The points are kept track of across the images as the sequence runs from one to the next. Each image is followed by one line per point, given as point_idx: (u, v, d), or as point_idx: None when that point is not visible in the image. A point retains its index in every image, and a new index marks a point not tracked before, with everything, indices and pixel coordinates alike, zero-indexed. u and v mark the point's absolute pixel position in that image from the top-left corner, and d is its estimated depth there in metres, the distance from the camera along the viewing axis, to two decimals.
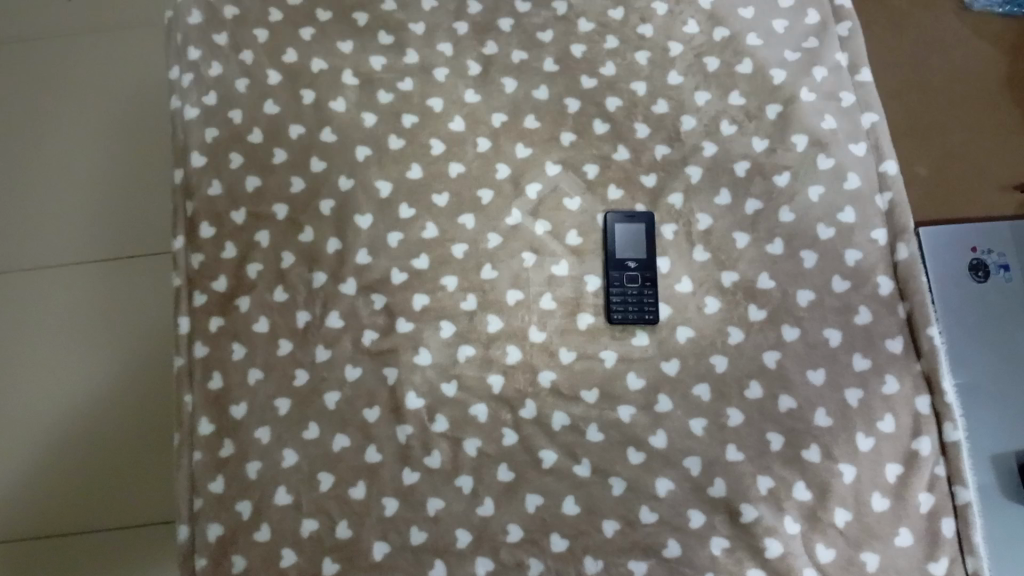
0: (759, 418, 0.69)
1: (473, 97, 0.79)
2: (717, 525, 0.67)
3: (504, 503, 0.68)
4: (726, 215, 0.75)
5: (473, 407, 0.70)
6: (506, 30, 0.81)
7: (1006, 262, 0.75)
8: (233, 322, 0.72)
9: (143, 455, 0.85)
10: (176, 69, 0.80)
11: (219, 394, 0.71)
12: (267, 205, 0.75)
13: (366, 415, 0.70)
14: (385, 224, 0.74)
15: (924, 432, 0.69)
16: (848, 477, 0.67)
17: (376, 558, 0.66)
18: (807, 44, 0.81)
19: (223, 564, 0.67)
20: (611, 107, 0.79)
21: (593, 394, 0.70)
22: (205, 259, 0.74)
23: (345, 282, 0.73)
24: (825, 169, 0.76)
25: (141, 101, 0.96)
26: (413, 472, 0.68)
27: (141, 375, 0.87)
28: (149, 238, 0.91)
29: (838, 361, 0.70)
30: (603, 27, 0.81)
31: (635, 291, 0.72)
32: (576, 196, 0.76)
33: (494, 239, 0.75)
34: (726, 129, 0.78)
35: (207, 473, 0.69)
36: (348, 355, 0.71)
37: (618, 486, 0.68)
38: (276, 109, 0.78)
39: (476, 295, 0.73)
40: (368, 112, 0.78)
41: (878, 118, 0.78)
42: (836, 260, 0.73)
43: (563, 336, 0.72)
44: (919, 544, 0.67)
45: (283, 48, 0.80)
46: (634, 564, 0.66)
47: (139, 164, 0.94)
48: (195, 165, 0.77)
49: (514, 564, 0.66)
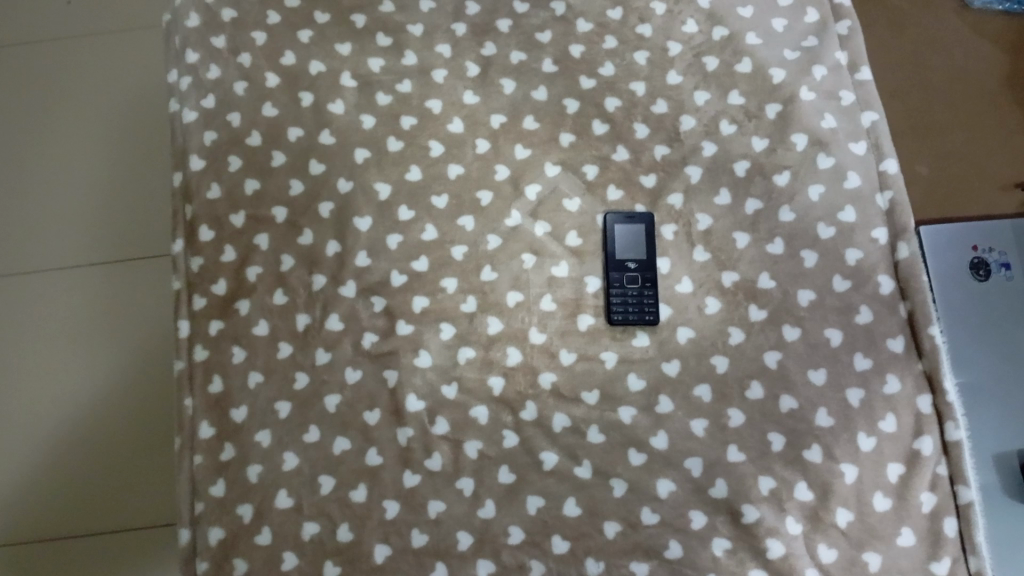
0: (761, 419, 0.69)
1: (472, 98, 0.79)
2: (719, 526, 0.67)
3: (506, 505, 0.68)
4: (726, 215, 0.75)
5: (474, 409, 0.70)
6: (505, 31, 0.81)
7: (1007, 261, 0.75)
8: (233, 325, 0.72)
9: (143, 458, 0.85)
10: (175, 72, 0.80)
11: (219, 398, 0.71)
12: (267, 207, 0.75)
13: (367, 418, 0.70)
14: (384, 226, 0.74)
15: (926, 432, 0.69)
16: (850, 478, 0.67)
17: (378, 561, 0.66)
18: (807, 43, 0.81)
19: (224, 567, 0.67)
20: (611, 107, 0.78)
21: (594, 396, 0.70)
22: (205, 262, 0.74)
23: (344, 285, 0.73)
24: (825, 168, 0.76)
25: (142, 103, 0.96)
26: (413, 474, 0.68)
27: (142, 377, 0.87)
28: (148, 241, 0.91)
29: (839, 361, 0.70)
30: (602, 28, 0.81)
31: (635, 292, 0.72)
32: (576, 197, 0.76)
33: (494, 241, 0.74)
34: (725, 128, 0.77)
35: (208, 477, 0.69)
36: (348, 357, 0.71)
37: (620, 488, 0.68)
38: (275, 112, 0.78)
39: (476, 297, 0.73)
40: (367, 114, 0.78)
41: (878, 117, 0.78)
42: (836, 260, 0.73)
43: (563, 338, 0.72)
44: (921, 544, 0.66)
45: (282, 50, 0.80)
46: (635, 566, 0.66)
47: (140, 167, 0.94)
48: (194, 168, 0.77)
49: (515, 566, 0.66)
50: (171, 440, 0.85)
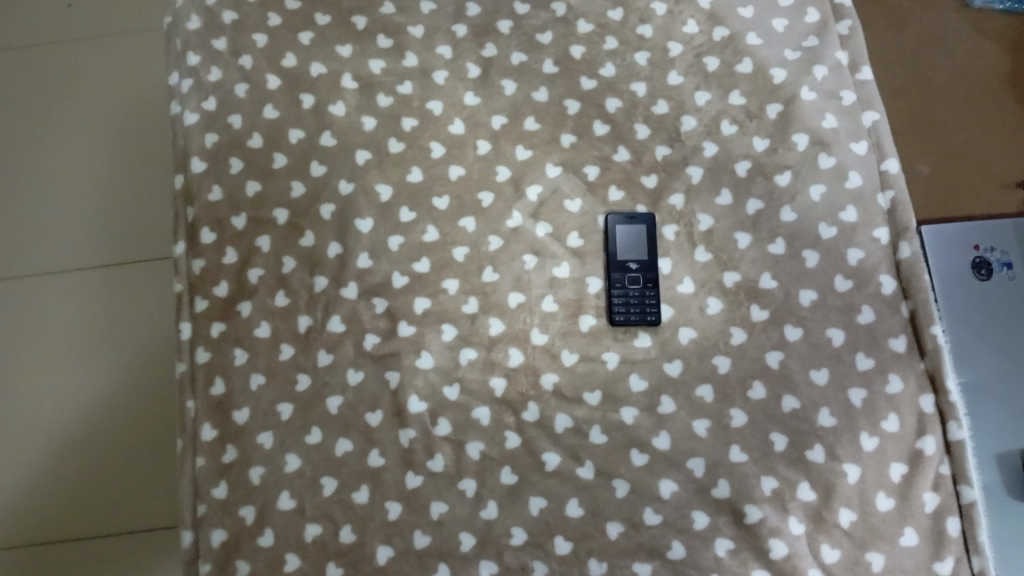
0: (763, 419, 0.69)
1: (472, 99, 0.79)
2: (721, 526, 0.66)
3: (508, 506, 0.68)
4: (727, 216, 0.75)
5: (476, 410, 0.70)
6: (505, 32, 0.81)
7: (1009, 260, 0.75)
8: (235, 327, 0.72)
9: (145, 459, 0.85)
10: (176, 75, 0.80)
11: (221, 400, 0.71)
12: (268, 210, 0.75)
13: (369, 419, 0.70)
14: (385, 227, 0.74)
15: (929, 431, 0.69)
16: (853, 477, 0.67)
17: (380, 563, 0.66)
18: (807, 43, 0.80)
19: (227, 569, 0.67)
20: (611, 108, 0.78)
21: (595, 396, 0.70)
22: (206, 264, 0.74)
23: (346, 287, 0.73)
24: (826, 168, 0.76)
25: (141, 106, 0.96)
26: (416, 476, 0.68)
27: (141, 380, 0.87)
28: (149, 242, 0.91)
29: (841, 361, 0.70)
30: (602, 29, 0.81)
31: (637, 292, 0.72)
32: (577, 198, 0.76)
33: (495, 242, 0.74)
34: (726, 129, 0.77)
35: (210, 479, 0.69)
36: (350, 359, 0.71)
37: (622, 488, 0.68)
38: (276, 114, 0.78)
39: (478, 298, 0.73)
40: (368, 116, 0.78)
41: (879, 117, 0.78)
42: (837, 259, 0.73)
43: (565, 339, 0.72)
44: (925, 544, 0.66)
45: (283, 52, 0.80)
46: (638, 566, 0.66)
47: (139, 170, 0.94)
48: (195, 170, 0.77)
49: (518, 567, 0.66)
50: (173, 440, 0.85)
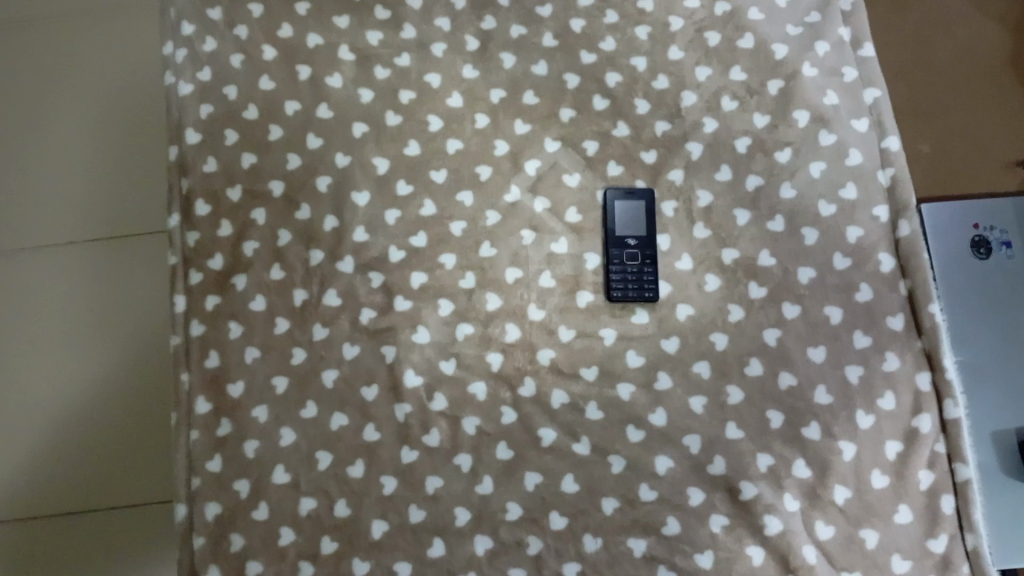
0: (761, 397, 0.69)
1: (471, 73, 0.78)
2: (717, 503, 0.67)
3: (504, 482, 0.68)
4: (727, 192, 0.74)
5: (473, 384, 0.70)
6: (505, 4, 0.80)
7: (1008, 239, 0.74)
8: (230, 301, 0.72)
9: (139, 438, 0.84)
10: (170, 45, 0.79)
11: (216, 373, 0.70)
12: (264, 182, 0.74)
13: (365, 394, 0.69)
14: (382, 202, 0.74)
15: (925, 410, 0.68)
16: (849, 455, 0.67)
17: (376, 536, 0.66)
18: (810, 18, 0.79)
19: (222, 543, 0.67)
20: (611, 82, 0.78)
21: (592, 372, 0.70)
22: (201, 237, 0.73)
23: (342, 261, 0.72)
24: (826, 146, 0.75)
25: (137, 84, 0.94)
26: (411, 451, 0.68)
27: (139, 360, 0.86)
28: (145, 223, 0.90)
29: (839, 339, 0.70)
30: (602, 2, 0.80)
31: (635, 269, 0.71)
32: (576, 173, 0.75)
33: (493, 217, 0.74)
34: (726, 105, 0.77)
35: (205, 452, 0.69)
36: (345, 333, 0.71)
37: (619, 464, 0.68)
38: (272, 85, 0.77)
39: (475, 273, 0.72)
40: (365, 88, 0.77)
41: (881, 94, 0.77)
42: (836, 237, 0.73)
43: (562, 315, 0.72)
44: (919, 522, 0.67)
45: (279, 23, 0.79)
46: (634, 542, 0.66)
47: (135, 147, 0.93)
48: (190, 142, 0.76)
49: (514, 543, 0.66)
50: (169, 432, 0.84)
